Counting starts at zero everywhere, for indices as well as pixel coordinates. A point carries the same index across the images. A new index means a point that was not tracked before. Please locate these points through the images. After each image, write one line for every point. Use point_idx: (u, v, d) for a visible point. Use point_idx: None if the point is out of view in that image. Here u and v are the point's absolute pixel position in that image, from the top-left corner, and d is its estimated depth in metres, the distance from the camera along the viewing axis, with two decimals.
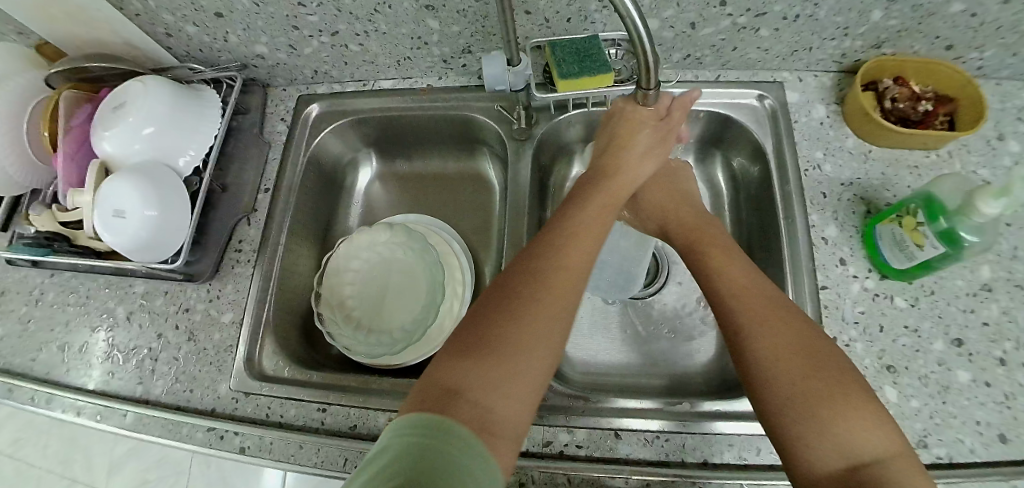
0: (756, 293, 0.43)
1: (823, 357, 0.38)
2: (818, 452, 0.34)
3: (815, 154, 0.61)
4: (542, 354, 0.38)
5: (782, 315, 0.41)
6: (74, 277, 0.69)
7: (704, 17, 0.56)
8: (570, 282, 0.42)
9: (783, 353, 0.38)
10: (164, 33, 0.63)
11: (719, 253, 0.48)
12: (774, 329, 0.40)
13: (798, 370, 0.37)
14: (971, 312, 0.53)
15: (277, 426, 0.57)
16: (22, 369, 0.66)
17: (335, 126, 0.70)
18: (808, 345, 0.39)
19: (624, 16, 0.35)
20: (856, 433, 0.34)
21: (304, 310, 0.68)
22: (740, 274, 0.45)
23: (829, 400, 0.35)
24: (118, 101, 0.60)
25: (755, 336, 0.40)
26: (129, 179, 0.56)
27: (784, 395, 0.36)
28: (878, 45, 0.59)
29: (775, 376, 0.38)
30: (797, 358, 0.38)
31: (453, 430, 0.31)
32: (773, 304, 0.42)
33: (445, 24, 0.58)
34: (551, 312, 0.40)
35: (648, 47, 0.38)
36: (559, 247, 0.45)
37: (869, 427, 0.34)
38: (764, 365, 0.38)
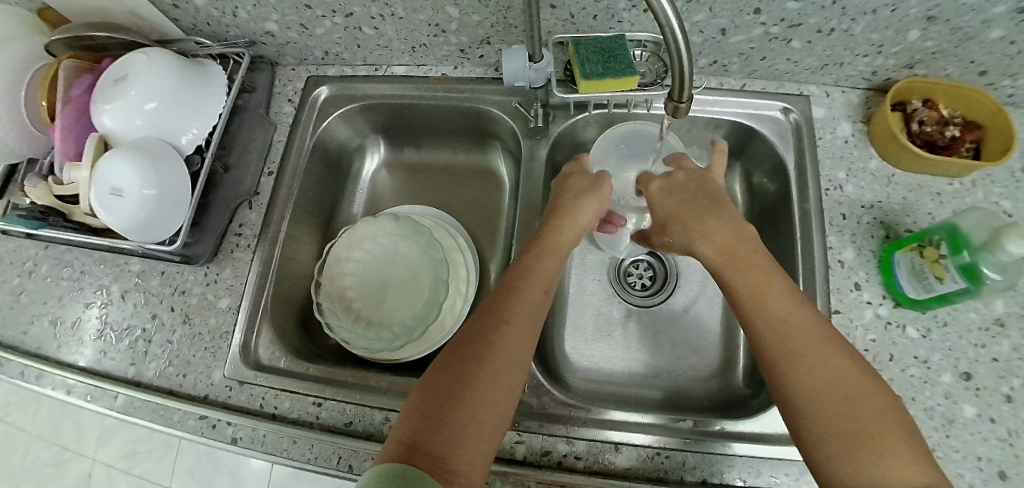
0: (800, 326, 0.40)
1: (868, 392, 0.37)
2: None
3: (837, 174, 0.59)
4: (491, 409, 0.40)
5: (831, 351, 0.39)
6: (68, 251, 0.67)
7: (736, 24, 0.54)
8: (517, 337, 0.44)
9: (831, 393, 0.37)
10: (171, 4, 0.60)
11: (757, 271, 0.44)
12: (821, 367, 0.38)
13: (842, 410, 0.36)
14: (981, 346, 0.52)
15: (271, 418, 0.56)
16: (13, 342, 0.64)
17: (344, 111, 0.68)
18: (855, 382, 0.37)
19: (663, 24, 0.33)
20: (902, 478, 0.33)
21: (304, 298, 0.67)
22: (786, 302, 0.42)
23: (875, 443, 0.35)
24: (119, 74, 0.57)
25: (793, 376, 0.39)
26: (128, 157, 0.54)
27: (831, 436, 0.36)
28: (911, 65, 0.57)
29: (820, 417, 0.37)
30: (843, 398, 0.37)
31: (411, 478, 0.34)
32: (818, 336, 0.40)
33: (465, 13, 0.55)
34: (501, 367, 0.42)
35: (682, 57, 0.36)
36: (504, 302, 0.46)
37: (914, 471, 0.34)
38: (808, 404, 0.37)
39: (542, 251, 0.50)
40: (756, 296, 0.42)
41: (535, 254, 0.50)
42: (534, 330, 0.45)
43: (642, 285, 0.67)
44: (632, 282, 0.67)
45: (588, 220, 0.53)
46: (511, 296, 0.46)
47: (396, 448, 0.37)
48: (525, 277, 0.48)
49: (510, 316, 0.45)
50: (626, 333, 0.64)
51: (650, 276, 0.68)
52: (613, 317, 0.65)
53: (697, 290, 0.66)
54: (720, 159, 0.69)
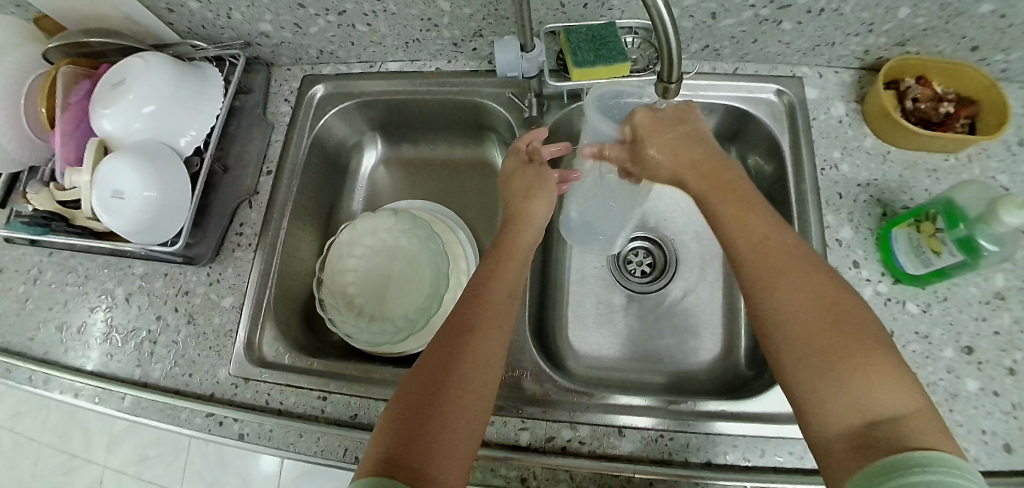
0: (777, 247, 0.41)
1: (843, 307, 0.36)
2: (833, 406, 0.33)
3: (833, 154, 0.59)
4: (466, 417, 0.39)
5: (805, 269, 0.39)
6: (72, 256, 0.68)
7: (726, 7, 0.54)
8: (487, 345, 0.43)
9: (803, 308, 0.37)
10: (165, 9, 0.61)
11: (734, 200, 0.44)
12: (793, 283, 0.38)
13: (812, 323, 0.36)
14: (982, 320, 0.52)
15: (277, 413, 0.56)
16: (20, 348, 0.65)
17: (340, 109, 0.68)
18: (831, 298, 0.37)
19: (650, 6, 0.34)
20: (870, 389, 0.33)
21: (306, 295, 0.67)
22: (762, 226, 0.42)
23: (845, 351, 0.34)
24: (117, 78, 0.58)
25: (766, 297, 0.39)
26: (128, 160, 0.55)
27: (801, 347, 0.36)
28: (902, 43, 0.57)
29: (791, 330, 0.37)
30: (817, 312, 0.36)
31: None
32: (794, 257, 0.40)
33: (457, 6, 0.56)
34: (473, 374, 0.41)
35: (671, 39, 0.36)
36: (473, 311, 0.44)
37: (887, 384, 0.33)
38: (780, 321, 0.37)
39: (500, 261, 0.50)
40: (735, 222, 0.43)
41: (494, 265, 0.49)
42: (503, 337, 0.45)
43: (642, 271, 0.67)
44: (631, 269, 0.67)
45: (533, 238, 0.55)
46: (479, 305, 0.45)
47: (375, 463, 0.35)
48: (491, 285, 0.47)
49: (479, 324, 0.44)
50: (627, 320, 0.64)
51: (649, 263, 0.68)
52: (614, 305, 0.65)
53: (697, 275, 0.66)
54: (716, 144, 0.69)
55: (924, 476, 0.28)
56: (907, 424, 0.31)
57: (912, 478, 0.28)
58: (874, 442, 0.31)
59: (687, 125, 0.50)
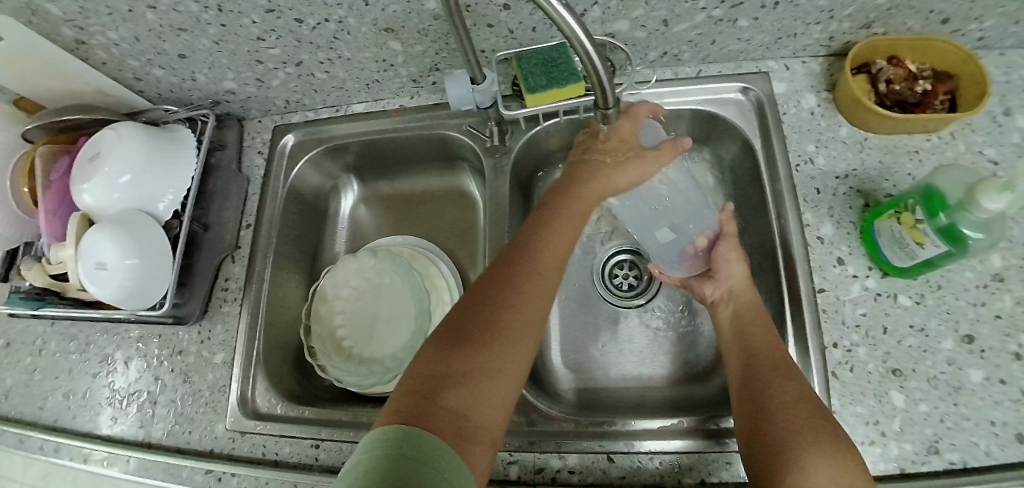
0: (782, 355, 0.46)
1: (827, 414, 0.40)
2: (817, 484, 0.36)
3: (807, 147, 0.57)
4: (500, 387, 0.40)
5: (801, 378, 0.44)
6: (73, 325, 0.70)
7: (676, 13, 0.53)
8: (524, 326, 0.43)
9: (799, 402, 0.41)
10: (133, 78, 0.64)
11: (756, 316, 0.50)
12: (793, 381, 0.43)
13: (809, 408, 0.40)
14: (981, 305, 0.49)
15: (273, 464, 0.57)
16: (31, 418, 0.68)
17: (310, 158, 0.69)
18: (818, 404, 0.41)
19: (568, 35, 0.33)
20: (845, 477, 0.36)
21: (297, 342, 0.68)
22: (768, 335, 0.48)
23: (831, 446, 0.37)
24: (93, 152, 0.60)
25: (776, 382, 0.43)
26: (107, 231, 0.56)
27: (793, 429, 0.39)
28: (867, 24, 0.54)
29: (785, 414, 0.40)
30: (811, 405, 0.41)
31: (431, 438, 0.32)
32: (794, 368, 0.45)
33: (407, 45, 0.56)
34: (505, 353, 0.41)
35: (594, 60, 0.35)
36: (516, 292, 0.45)
37: (856, 478, 0.36)
38: (781, 401, 0.42)
39: (535, 243, 0.49)
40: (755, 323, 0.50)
41: (530, 249, 0.48)
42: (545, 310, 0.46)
43: (629, 285, 0.66)
44: (619, 284, 0.67)
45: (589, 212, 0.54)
46: (529, 263, 0.47)
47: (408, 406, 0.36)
48: (534, 269, 0.47)
49: (518, 303, 0.44)
50: (616, 336, 0.63)
51: (636, 276, 0.67)
52: (602, 322, 0.64)
53: None
54: (690, 148, 0.68)
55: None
56: None
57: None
58: None
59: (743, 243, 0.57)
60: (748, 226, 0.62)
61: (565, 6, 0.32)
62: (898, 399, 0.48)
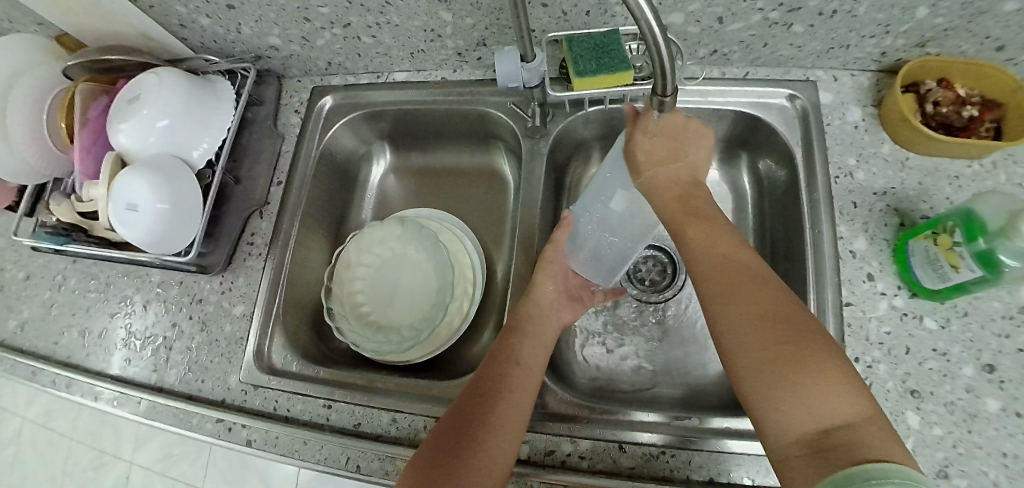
0: (735, 264, 0.41)
1: (797, 320, 0.37)
2: (787, 416, 0.34)
3: (848, 161, 0.57)
4: (495, 456, 0.42)
5: (759, 281, 0.39)
6: (94, 264, 0.71)
7: (733, 11, 0.53)
8: (515, 403, 0.45)
9: (759, 318, 0.37)
10: (178, 24, 0.63)
11: (698, 218, 0.44)
12: (750, 294, 0.39)
13: (761, 324, 0.37)
14: (1006, 336, 0.49)
15: (284, 420, 0.57)
16: (45, 352, 0.68)
17: (348, 120, 0.69)
18: (786, 311, 0.37)
19: (638, 16, 0.33)
20: (825, 397, 0.33)
21: (315, 304, 0.69)
22: (720, 242, 0.43)
23: (803, 366, 0.34)
24: (132, 94, 0.60)
25: (721, 305, 0.40)
26: (141, 173, 0.56)
27: (754, 357, 0.36)
28: (922, 43, 0.54)
29: (750, 344, 0.37)
30: (764, 317, 0.37)
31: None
32: (754, 275, 0.40)
33: (458, 17, 0.56)
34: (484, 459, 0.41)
35: (661, 45, 0.34)
36: (503, 370, 0.47)
37: (841, 394, 0.33)
38: (733, 330, 0.38)
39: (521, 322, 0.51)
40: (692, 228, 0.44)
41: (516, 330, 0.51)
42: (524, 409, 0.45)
43: (651, 281, 0.66)
44: (640, 279, 0.67)
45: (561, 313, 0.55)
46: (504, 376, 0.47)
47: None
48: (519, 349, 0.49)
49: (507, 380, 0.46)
50: (633, 330, 0.64)
51: (659, 272, 0.67)
52: (620, 315, 0.65)
53: None
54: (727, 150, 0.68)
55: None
56: (854, 428, 0.32)
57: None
58: (825, 451, 0.32)
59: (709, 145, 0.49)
60: (777, 235, 0.63)
61: None
62: (914, 420, 0.48)
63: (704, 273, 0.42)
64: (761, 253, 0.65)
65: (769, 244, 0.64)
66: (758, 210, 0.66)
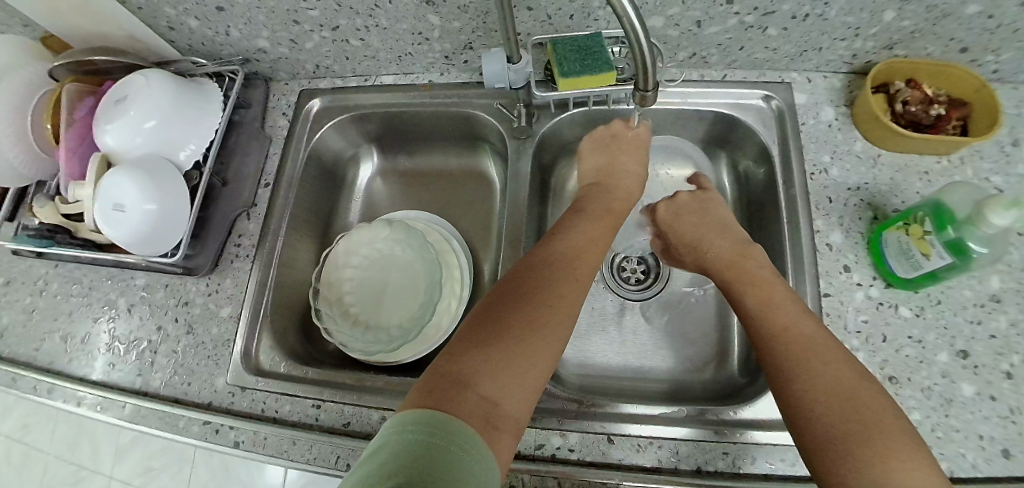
0: (800, 331, 0.42)
1: (867, 398, 0.37)
2: None
3: (822, 158, 0.59)
4: (550, 336, 0.41)
5: (827, 350, 0.41)
6: (77, 268, 0.70)
7: (711, 15, 0.55)
8: (553, 323, 0.42)
9: (839, 393, 0.37)
10: (166, 27, 0.63)
11: (760, 288, 0.47)
12: (825, 369, 0.39)
13: (843, 403, 0.37)
14: (978, 323, 0.51)
15: (272, 421, 0.57)
16: (25, 358, 0.67)
17: (336, 122, 0.70)
18: (853, 384, 0.38)
19: (621, 16, 0.35)
20: (899, 474, 0.33)
21: (304, 305, 0.68)
22: (786, 309, 0.45)
23: (879, 447, 0.34)
24: (120, 94, 0.60)
25: (802, 377, 0.39)
26: (129, 174, 0.56)
27: (823, 430, 0.36)
28: (890, 45, 0.56)
29: (834, 420, 0.36)
30: (848, 398, 0.37)
31: (456, 424, 0.33)
32: (819, 344, 0.41)
33: (447, 20, 0.57)
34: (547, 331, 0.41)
35: (641, 40, 0.37)
36: (541, 284, 0.44)
37: (911, 470, 0.33)
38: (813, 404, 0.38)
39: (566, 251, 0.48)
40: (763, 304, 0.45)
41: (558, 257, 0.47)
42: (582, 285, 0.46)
43: (636, 279, 0.68)
44: (626, 277, 0.68)
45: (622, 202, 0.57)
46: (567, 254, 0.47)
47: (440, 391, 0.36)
48: (565, 278, 0.45)
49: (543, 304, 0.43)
50: (621, 326, 0.65)
51: (643, 270, 0.68)
52: (607, 311, 0.66)
53: (689, 281, 0.66)
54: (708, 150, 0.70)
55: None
56: None
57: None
58: None
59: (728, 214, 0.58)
60: (757, 231, 0.64)
61: None
62: None
63: (768, 339, 0.43)
64: None
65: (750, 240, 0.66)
66: (739, 207, 0.68)
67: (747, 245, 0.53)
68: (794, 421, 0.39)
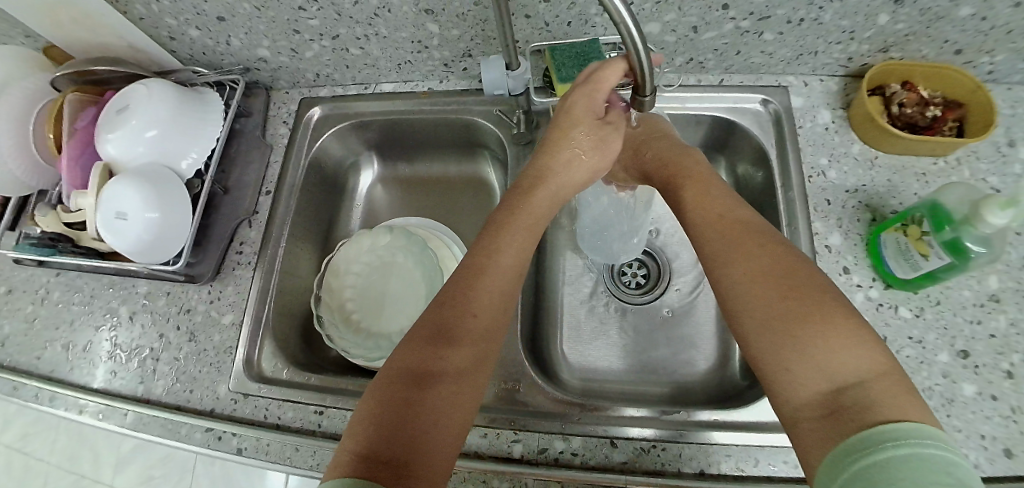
0: (737, 224, 0.42)
1: (807, 283, 0.36)
2: (803, 380, 0.33)
3: (820, 161, 0.60)
4: (485, 312, 0.42)
5: (765, 241, 0.39)
6: (79, 277, 0.70)
7: (707, 20, 0.56)
8: (490, 304, 0.43)
9: (766, 282, 0.37)
10: (167, 37, 0.64)
11: (698, 186, 0.47)
12: (755, 255, 0.39)
13: (768, 290, 0.36)
14: (977, 323, 0.51)
15: (275, 428, 0.57)
16: (27, 367, 0.67)
17: (337, 129, 0.70)
18: (791, 267, 0.37)
19: (619, 24, 0.35)
20: (838, 354, 0.32)
21: (305, 312, 0.69)
22: (719, 208, 0.44)
23: (809, 324, 0.34)
24: (122, 104, 0.60)
25: (731, 270, 0.39)
26: (131, 183, 0.57)
27: (762, 319, 0.36)
28: (885, 49, 0.57)
29: (762, 308, 0.36)
30: (776, 283, 0.36)
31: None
32: (756, 235, 0.40)
33: (445, 28, 0.58)
34: (485, 304, 0.42)
35: (639, 49, 0.37)
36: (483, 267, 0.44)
37: (851, 350, 0.32)
38: (742, 294, 0.38)
39: (477, 275, 0.44)
40: (699, 206, 0.46)
41: (467, 288, 0.43)
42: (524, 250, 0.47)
43: (636, 283, 0.68)
44: (626, 281, 0.68)
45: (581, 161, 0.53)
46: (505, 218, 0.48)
47: (355, 458, 0.33)
48: (470, 317, 0.41)
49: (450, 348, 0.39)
50: (621, 330, 0.65)
51: (644, 273, 0.69)
52: (608, 315, 0.66)
53: (688, 284, 0.67)
54: (706, 154, 0.71)
55: (893, 451, 0.27)
56: (872, 389, 0.30)
57: (882, 454, 0.27)
58: (843, 410, 0.30)
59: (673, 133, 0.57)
60: None
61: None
62: None
63: (707, 236, 0.43)
64: None
65: None
66: None
67: (686, 152, 0.53)
68: (735, 327, 0.38)
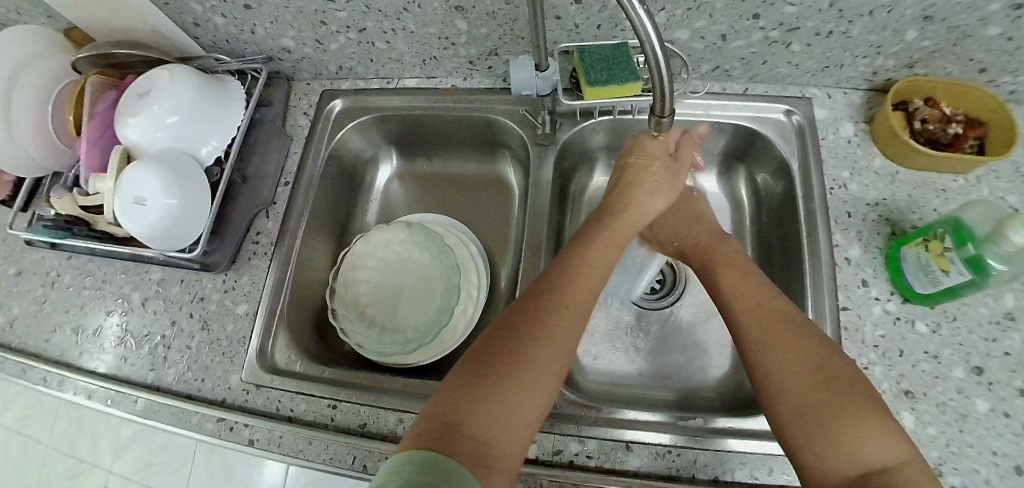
0: (772, 310, 0.44)
1: (840, 372, 0.38)
2: (835, 463, 0.35)
3: (842, 173, 0.60)
4: (573, 313, 0.44)
5: (800, 328, 0.42)
6: (90, 260, 0.69)
7: (736, 29, 0.56)
8: (577, 307, 0.44)
9: (801, 366, 0.39)
10: (192, 23, 0.64)
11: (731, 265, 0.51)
12: (792, 340, 0.41)
13: (804, 376, 0.39)
14: (993, 341, 0.52)
15: (287, 420, 0.56)
16: (35, 349, 0.66)
17: (357, 123, 0.70)
18: (824, 353, 0.40)
19: (643, 39, 0.35)
20: (870, 445, 0.35)
21: (319, 304, 0.69)
22: (756, 295, 0.46)
23: (844, 413, 0.36)
24: (144, 88, 0.59)
25: (767, 348, 0.42)
26: (151, 169, 0.56)
27: (797, 404, 0.38)
28: (910, 64, 0.57)
29: (796, 389, 0.38)
30: (812, 370, 0.39)
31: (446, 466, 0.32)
32: (792, 324, 0.42)
33: (473, 26, 0.58)
34: (572, 305, 0.44)
35: (663, 77, 0.38)
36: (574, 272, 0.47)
37: (880, 439, 0.35)
38: (778, 375, 0.40)
39: (562, 282, 0.46)
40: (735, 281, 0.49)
41: (553, 289, 0.45)
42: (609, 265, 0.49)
43: (652, 288, 0.68)
44: (642, 286, 0.68)
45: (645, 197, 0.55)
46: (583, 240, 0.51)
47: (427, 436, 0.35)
48: (555, 318, 0.43)
49: (520, 358, 0.40)
50: (636, 335, 0.65)
51: (659, 279, 0.69)
52: (623, 319, 0.66)
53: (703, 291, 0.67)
54: (725, 163, 0.71)
55: None
56: (898, 475, 0.34)
57: None
58: None
59: (704, 206, 0.62)
60: (774, 244, 0.65)
61: (647, 13, 0.33)
62: (909, 420, 0.49)
63: (742, 313, 0.45)
64: (759, 261, 0.67)
65: (767, 253, 0.67)
66: (757, 220, 0.69)
67: (723, 236, 0.56)
68: (767, 405, 0.40)
